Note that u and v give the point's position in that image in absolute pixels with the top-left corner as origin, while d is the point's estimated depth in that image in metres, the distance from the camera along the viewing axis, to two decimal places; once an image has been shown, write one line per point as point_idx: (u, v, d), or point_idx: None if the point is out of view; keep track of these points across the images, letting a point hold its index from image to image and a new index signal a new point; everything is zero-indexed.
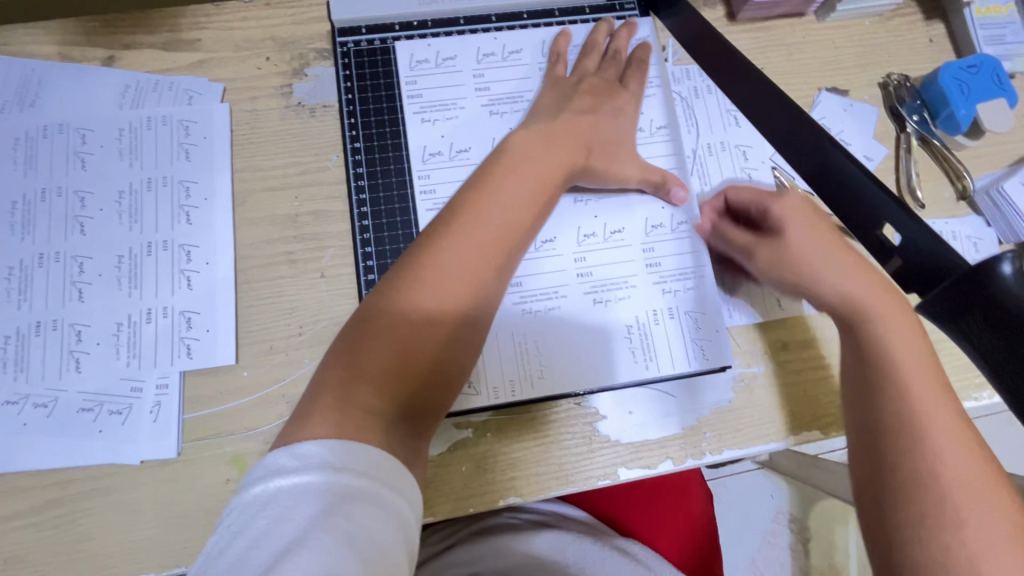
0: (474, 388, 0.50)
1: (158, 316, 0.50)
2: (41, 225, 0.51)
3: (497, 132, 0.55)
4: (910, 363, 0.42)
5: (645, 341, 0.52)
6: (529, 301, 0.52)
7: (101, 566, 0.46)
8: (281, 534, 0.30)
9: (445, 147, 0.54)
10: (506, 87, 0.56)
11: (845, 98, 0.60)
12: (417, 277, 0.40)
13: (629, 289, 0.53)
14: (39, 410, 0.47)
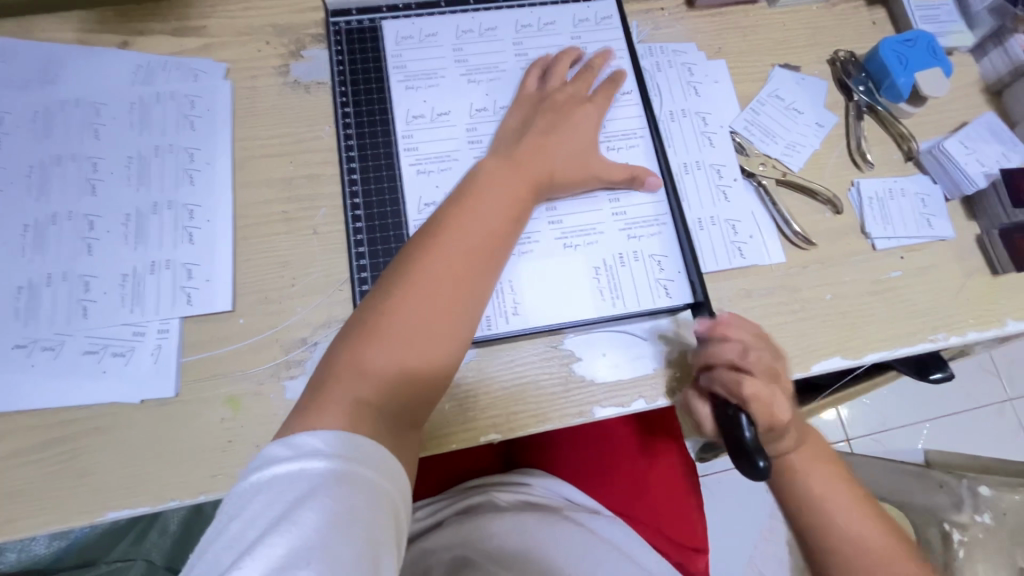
0: None
1: (161, 267, 0.53)
2: (55, 187, 0.55)
3: (475, 98, 0.60)
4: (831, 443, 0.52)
5: (611, 280, 0.56)
6: None
7: (100, 500, 0.48)
8: (275, 513, 0.33)
9: (427, 112, 0.60)
10: (485, 59, 0.62)
11: (797, 73, 0.66)
12: (407, 294, 0.45)
13: (597, 235, 0.57)
14: (47, 353, 0.50)
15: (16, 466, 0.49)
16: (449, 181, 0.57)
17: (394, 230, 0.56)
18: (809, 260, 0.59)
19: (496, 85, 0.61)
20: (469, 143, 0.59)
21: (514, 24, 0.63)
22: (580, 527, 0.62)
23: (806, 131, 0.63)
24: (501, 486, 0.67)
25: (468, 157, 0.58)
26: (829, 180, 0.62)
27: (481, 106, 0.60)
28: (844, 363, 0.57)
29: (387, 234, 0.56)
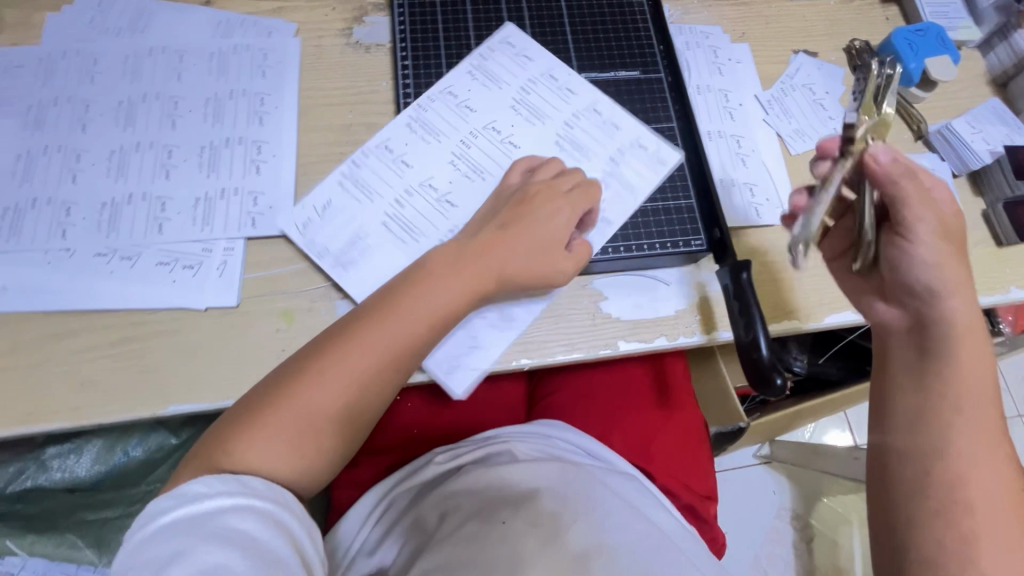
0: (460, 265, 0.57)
1: (230, 194, 0.59)
2: (140, 120, 0.61)
3: (501, 126, 0.62)
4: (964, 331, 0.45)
5: (547, 351, 0.56)
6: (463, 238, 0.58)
7: (163, 394, 0.53)
8: (162, 556, 0.35)
9: (453, 114, 0.62)
10: (529, 98, 0.63)
11: (815, 59, 0.71)
12: (317, 365, 0.45)
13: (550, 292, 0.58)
14: (125, 262, 0.56)
15: (89, 359, 0.53)
16: (435, 181, 0.59)
17: (364, 208, 0.58)
18: None
19: (522, 126, 0.62)
20: (462, 163, 0.60)
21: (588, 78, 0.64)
22: (610, 491, 0.58)
23: (822, 109, 0.68)
24: (522, 438, 0.64)
25: (462, 170, 0.60)
26: None
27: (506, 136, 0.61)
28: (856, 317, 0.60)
29: (353, 212, 0.58)
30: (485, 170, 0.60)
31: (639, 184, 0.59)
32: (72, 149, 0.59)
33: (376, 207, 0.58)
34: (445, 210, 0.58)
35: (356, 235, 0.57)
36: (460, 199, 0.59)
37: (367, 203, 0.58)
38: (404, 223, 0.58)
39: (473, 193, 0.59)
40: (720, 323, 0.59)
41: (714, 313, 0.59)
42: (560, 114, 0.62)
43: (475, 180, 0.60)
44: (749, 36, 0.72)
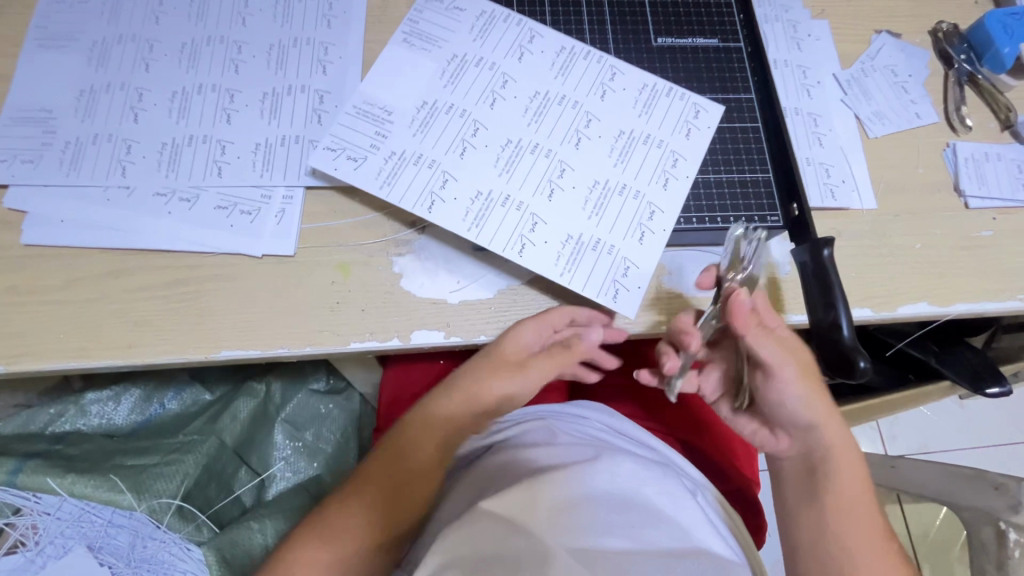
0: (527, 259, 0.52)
1: (291, 142, 0.57)
2: (203, 63, 0.60)
3: (558, 133, 0.55)
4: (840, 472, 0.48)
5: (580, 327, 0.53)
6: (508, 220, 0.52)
7: (216, 338, 0.52)
8: None
9: (531, 86, 0.57)
10: (600, 119, 0.56)
11: (899, 40, 0.68)
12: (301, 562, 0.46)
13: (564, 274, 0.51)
14: (183, 204, 0.55)
15: (144, 299, 0.52)
16: (496, 147, 0.54)
17: (411, 155, 0.53)
18: (902, 209, 0.60)
19: (586, 143, 0.55)
20: (522, 144, 0.54)
21: (675, 113, 0.57)
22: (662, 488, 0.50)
23: (905, 92, 0.65)
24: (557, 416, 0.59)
25: (524, 148, 0.54)
26: (924, 139, 0.63)
27: (577, 130, 0.56)
28: (932, 309, 0.57)
29: (401, 161, 0.53)
30: (549, 152, 0.54)
31: (654, 242, 0.52)
32: (134, 88, 0.59)
33: (420, 160, 0.53)
34: (496, 184, 0.53)
35: (399, 179, 0.53)
36: (521, 176, 0.53)
37: (415, 157, 0.53)
38: (457, 180, 0.53)
39: (525, 175, 0.53)
40: (789, 305, 0.56)
41: (784, 295, 0.56)
42: (620, 148, 0.55)
43: (536, 160, 0.54)
44: (829, 13, 0.69)
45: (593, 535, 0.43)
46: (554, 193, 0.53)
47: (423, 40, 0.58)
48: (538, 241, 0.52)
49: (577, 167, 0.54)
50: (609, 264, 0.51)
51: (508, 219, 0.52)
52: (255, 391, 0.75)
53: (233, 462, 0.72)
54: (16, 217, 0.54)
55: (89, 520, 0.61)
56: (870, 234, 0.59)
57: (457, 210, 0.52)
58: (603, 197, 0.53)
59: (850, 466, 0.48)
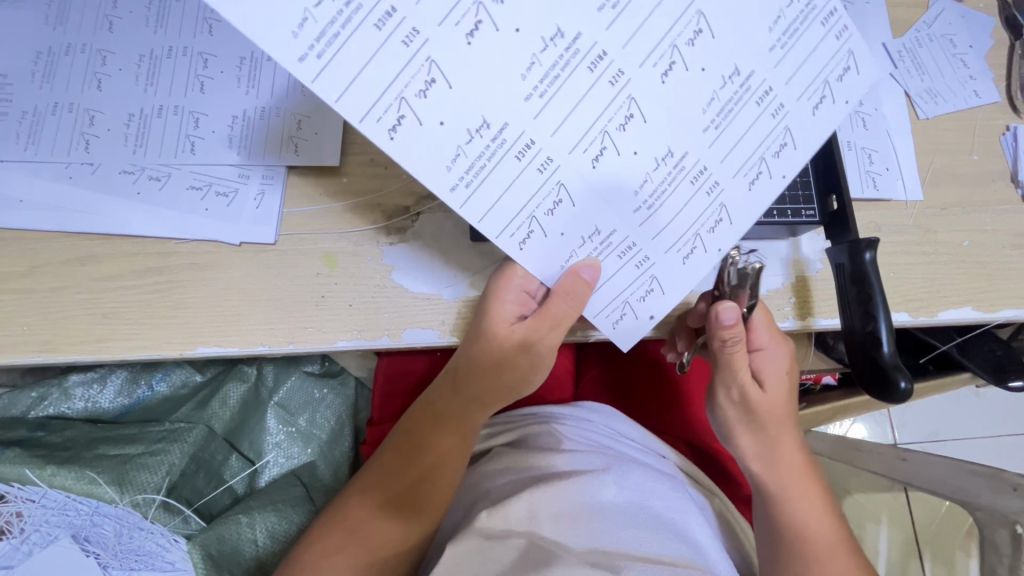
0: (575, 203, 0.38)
1: (271, 114, 0.52)
2: (173, 22, 0.54)
3: (656, 33, 0.34)
4: (794, 481, 0.49)
5: (626, 315, 0.43)
6: (564, 179, 0.36)
7: (189, 334, 0.47)
8: None
9: None
10: (737, 16, 0.35)
11: (961, 6, 0.60)
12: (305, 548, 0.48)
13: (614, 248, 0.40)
14: (153, 183, 0.50)
15: (112, 289, 0.48)
16: (532, 41, 0.33)
17: (378, 10, 0.31)
18: (951, 201, 0.54)
19: (698, 55, 0.35)
20: (586, 58, 0.34)
21: (823, 58, 0.36)
22: (678, 511, 0.47)
23: (963, 66, 0.58)
24: (563, 417, 0.56)
25: (570, 64, 0.34)
26: (981, 121, 0.56)
27: (689, 37, 0.35)
28: (976, 315, 0.51)
29: (362, 20, 0.31)
30: (617, 77, 0.35)
31: (701, 261, 0.40)
32: (97, 50, 0.53)
33: (391, 21, 0.31)
34: (517, 123, 0.34)
35: (344, 45, 0.31)
36: (558, 105, 0.35)
37: (385, 16, 0.31)
38: (451, 89, 0.33)
39: (576, 95, 0.35)
40: (818, 309, 0.51)
41: (813, 297, 0.51)
42: (739, 78, 0.36)
43: (590, 91, 0.35)
44: None
45: (608, 541, 0.42)
46: (627, 126, 0.36)
47: None
48: (550, 229, 0.38)
49: (678, 98, 0.36)
50: (630, 280, 0.41)
51: (526, 182, 0.36)
52: (246, 375, 0.71)
53: (224, 449, 0.70)
54: None
55: (75, 509, 0.58)
56: (914, 229, 0.53)
57: (446, 147, 0.34)
58: (668, 176, 0.37)
59: (808, 499, 0.49)
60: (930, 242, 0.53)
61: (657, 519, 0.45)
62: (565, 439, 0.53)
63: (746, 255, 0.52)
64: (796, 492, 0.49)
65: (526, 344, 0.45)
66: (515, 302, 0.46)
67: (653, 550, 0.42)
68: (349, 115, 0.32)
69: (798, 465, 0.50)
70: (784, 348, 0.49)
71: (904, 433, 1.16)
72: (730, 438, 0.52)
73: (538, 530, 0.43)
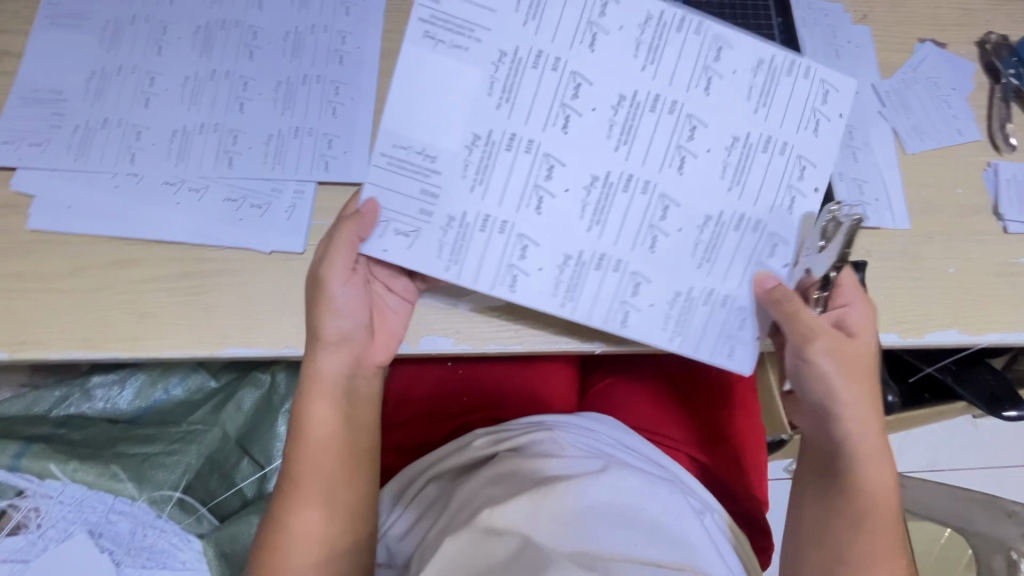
0: (646, 278, 0.48)
1: (304, 134, 0.56)
2: (217, 47, 0.58)
3: (659, 142, 0.46)
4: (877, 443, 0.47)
5: (721, 333, 0.49)
6: (637, 280, 0.48)
7: (221, 334, 0.50)
8: None
9: (610, 89, 0.46)
10: (717, 97, 0.46)
11: (944, 51, 0.65)
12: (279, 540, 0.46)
13: (701, 304, 0.48)
14: (192, 194, 0.53)
15: (149, 290, 0.51)
16: (579, 192, 0.47)
17: (481, 218, 0.46)
18: (937, 230, 0.57)
19: (701, 139, 0.47)
20: (631, 175, 0.47)
21: (802, 98, 0.47)
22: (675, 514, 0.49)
23: (946, 106, 0.62)
24: (569, 425, 0.58)
25: (614, 197, 0.47)
26: (964, 156, 0.60)
27: (693, 128, 0.46)
28: (963, 338, 0.54)
29: (472, 229, 0.46)
30: (647, 186, 0.47)
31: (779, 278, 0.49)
32: (145, 72, 0.57)
33: (488, 223, 0.46)
34: (591, 247, 0.47)
35: (466, 253, 0.47)
36: (618, 213, 0.47)
37: (482, 221, 0.46)
38: (540, 245, 0.47)
39: (621, 221, 0.47)
40: None
41: None
42: (743, 146, 0.47)
43: (630, 206, 0.47)
44: (869, 18, 0.66)
45: (600, 542, 0.45)
46: (667, 213, 0.47)
47: (455, 26, 0.44)
48: (642, 304, 0.48)
49: (698, 163, 0.47)
50: (727, 317, 0.49)
51: (609, 281, 0.48)
52: (259, 382, 0.73)
53: (236, 453, 0.71)
54: (23, 201, 0.53)
55: (91, 505, 0.62)
56: (903, 255, 0.56)
57: (546, 286, 0.47)
58: (717, 235, 0.48)
59: (874, 458, 0.47)
60: (918, 267, 0.56)
61: (652, 523, 0.47)
62: (566, 446, 0.55)
63: None
64: (869, 445, 0.47)
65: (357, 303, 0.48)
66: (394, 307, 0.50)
67: (640, 554, 0.44)
68: (499, 295, 0.47)
69: (866, 419, 0.47)
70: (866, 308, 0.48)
71: (901, 459, 1.17)
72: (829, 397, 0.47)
73: (534, 530, 0.46)
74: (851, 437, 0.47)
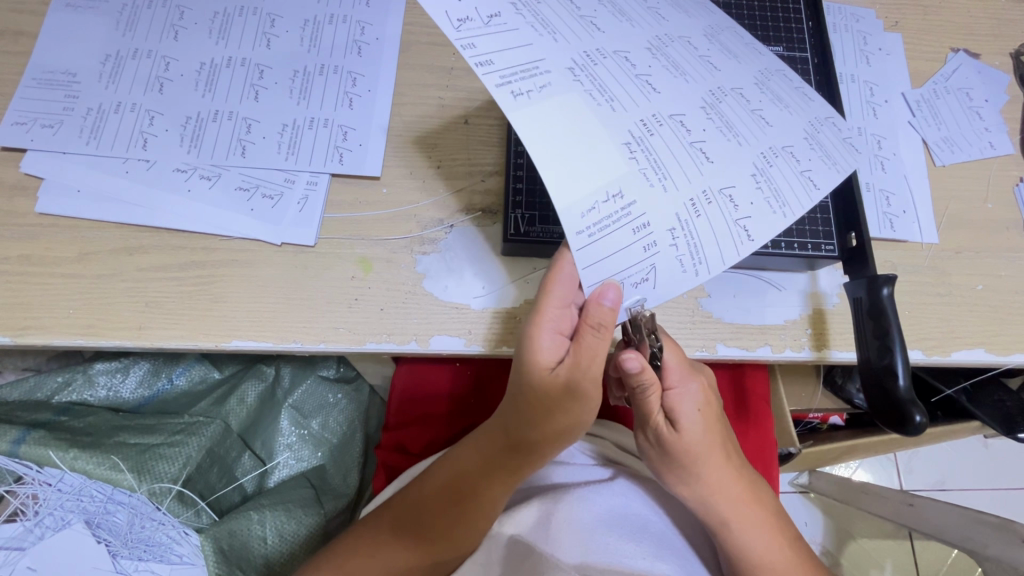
0: (802, 164, 0.42)
1: (319, 125, 0.55)
2: (234, 34, 0.57)
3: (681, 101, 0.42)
4: (728, 497, 0.46)
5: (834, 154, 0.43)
6: (806, 165, 0.42)
7: (226, 326, 0.49)
8: None
9: (580, 70, 0.40)
10: (674, 89, 0.42)
11: (976, 62, 0.63)
12: (375, 544, 0.47)
13: (816, 146, 0.43)
14: (204, 182, 0.52)
15: (155, 278, 0.50)
16: (675, 129, 0.40)
17: (637, 221, 0.38)
18: (964, 245, 0.56)
19: (693, 124, 0.41)
20: (692, 198, 0.39)
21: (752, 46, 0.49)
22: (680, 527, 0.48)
23: (978, 119, 0.60)
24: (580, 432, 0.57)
25: (703, 134, 0.41)
26: (995, 170, 0.59)
27: (677, 116, 0.41)
28: (990, 358, 0.52)
29: (637, 230, 0.38)
30: (708, 111, 0.42)
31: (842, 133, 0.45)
32: (161, 56, 0.56)
33: (645, 227, 0.38)
34: (744, 164, 0.41)
35: (649, 235, 0.38)
36: (707, 225, 0.39)
37: (640, 224, 0.38)
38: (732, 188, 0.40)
39: (732, 126, 0.42)
40: (834, 341, 0.53)
41: (829, 329, 0.53)
42: (720, 103, 0.43)
43: (743, 141, 0.42)
44: (902, 25, 0.64)
45: (612, 553, 0.43)
46: (752, 124, 0.43)
47: (524, 69, 0.38)
48: (807, 163, 0.42)
49: (713, 143, 0.41)
50: (837, 142, 0.44)
51: (799, 184, 0.41)
52: (264, 375, 0.72)
53: (238, 446, 0.70)
54: (34, 183, 0.52)
55: (89, 495, 0.61)
56: (929, 270, 0.55)
57: (741, 222, 0.40)
58: (773, 181, 0.41)
59: (750, 525, 0.46)
60: (944, 283, 0.54)
61: (661, 536, 0.46)
62: (574, 454, 0.54)
63: (767, 292, 0.53)
64: (744, 516, 0.46)
65: (568, 385, 0.41)
66: (555, 344, 0.41)
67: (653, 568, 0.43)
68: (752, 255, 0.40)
69: (732, 492, 0.46)
70: (690, 389, 0.44)
71: (910, 478, 1.15)
72: (689, 476, 0.45)
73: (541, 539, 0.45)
74: (718, 514, 0.46)
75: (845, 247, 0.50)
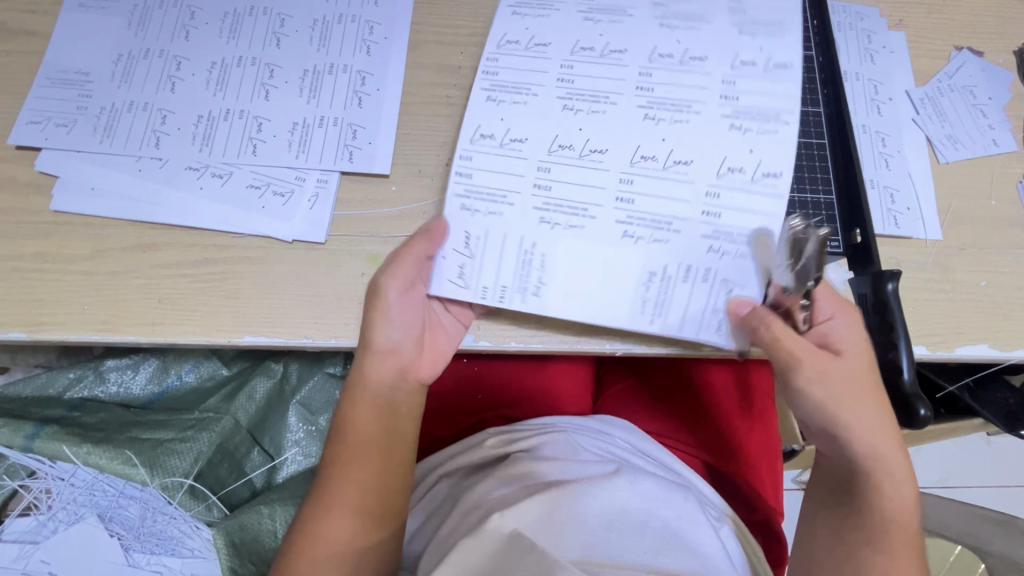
0: (739, 118, 0.47)
1: (329, 123, 0.55)
2: (245, 34, 0.58)
3: (621, 139, 0.48)
4: (877, 435, 0.43)
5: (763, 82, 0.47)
6: (746, 112, 0.47)
7: (238, 321, 0.50)
8: None
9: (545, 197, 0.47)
10: (610, 131, 0.48)
11: (981, 60, 0.63)
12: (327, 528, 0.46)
13: (740, 81, 0.47)
14: (215, 180, 0.53)
15: (168, 275, 0.51)
16: (654, 168, 0.47)
17: (682, 272, 0.46)
18: (968, 242, 0.56)
19: (651, 146, 0.47)
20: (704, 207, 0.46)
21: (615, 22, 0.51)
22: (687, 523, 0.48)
23: (982, 116, 0.61)
24: (583, 427, 0.58)
25: (667, 155, 0.47)
26: (998, 168, 0.59)
27: (639, 153, 0.47)
28: (993, 353, 0.53)
29: (686, 275, 0.46)
30: (654, 124, 0.47)
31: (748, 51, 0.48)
32: (173, 56, 0.57)
33: (692, 271, 0.46)
34: (718, 145, 0.46)
35: (692, 267, 0.46)
36: (733, 212, 0.45)
37: (686, 272, 0.46)
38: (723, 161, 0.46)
39: (670, 123, 0.47)
40: None
41: None
42: (653, 90, 0.48)
43: (695, 124, 0.47)
44: (906, 24, 0.64)
45: (608, 549, 0.44)
46: (684, 102, 0.47)
47: (523, 262, 0.47)
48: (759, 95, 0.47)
49: (678, 147, 0.47)
50: (751, 68, 0.47)
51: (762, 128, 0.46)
52: (273, 372, 0.73)
53: (247, 442, 0.71)
54: (49, 182, 0.53)
55: (101, 489, 0.62)
56: (933, 266, 0.55)
57: (758, 199, 0.45)
58: (747, 113, 0.47)
59: (893, 472, 0.43)
60: (949, 280, 0.55)
61: (668, 530, 0.46)
62: (576, 450, 0.55)
63: None
64: (893, 470, 0.43)
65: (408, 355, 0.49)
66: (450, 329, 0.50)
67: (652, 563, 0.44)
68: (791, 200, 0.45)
69: (884, 434, 0.43)
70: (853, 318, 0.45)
71: None
72: (833, 425, 0.43)
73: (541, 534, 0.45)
74: (861, 451, 0.43)
75: (850, 243, 0.51)
